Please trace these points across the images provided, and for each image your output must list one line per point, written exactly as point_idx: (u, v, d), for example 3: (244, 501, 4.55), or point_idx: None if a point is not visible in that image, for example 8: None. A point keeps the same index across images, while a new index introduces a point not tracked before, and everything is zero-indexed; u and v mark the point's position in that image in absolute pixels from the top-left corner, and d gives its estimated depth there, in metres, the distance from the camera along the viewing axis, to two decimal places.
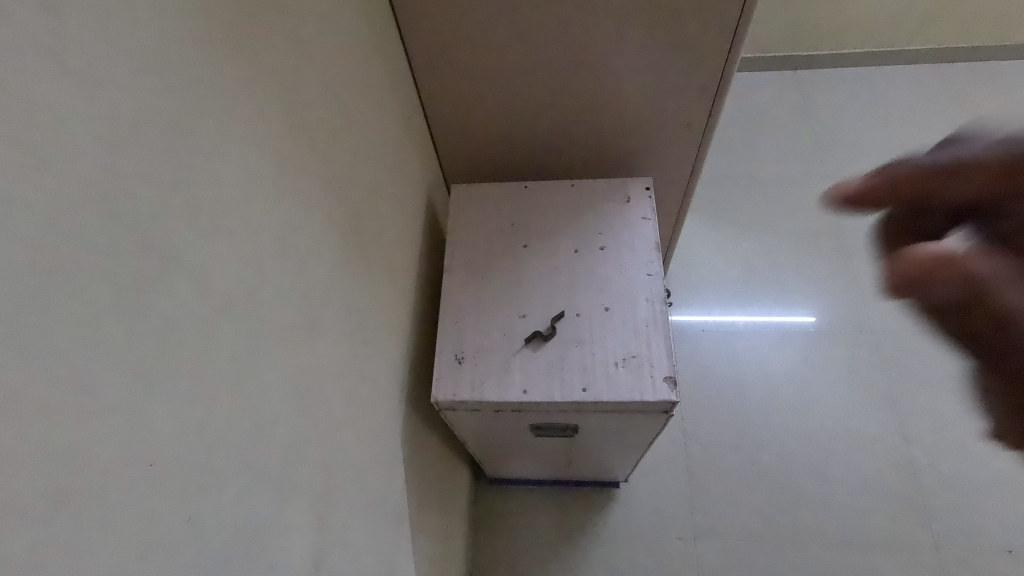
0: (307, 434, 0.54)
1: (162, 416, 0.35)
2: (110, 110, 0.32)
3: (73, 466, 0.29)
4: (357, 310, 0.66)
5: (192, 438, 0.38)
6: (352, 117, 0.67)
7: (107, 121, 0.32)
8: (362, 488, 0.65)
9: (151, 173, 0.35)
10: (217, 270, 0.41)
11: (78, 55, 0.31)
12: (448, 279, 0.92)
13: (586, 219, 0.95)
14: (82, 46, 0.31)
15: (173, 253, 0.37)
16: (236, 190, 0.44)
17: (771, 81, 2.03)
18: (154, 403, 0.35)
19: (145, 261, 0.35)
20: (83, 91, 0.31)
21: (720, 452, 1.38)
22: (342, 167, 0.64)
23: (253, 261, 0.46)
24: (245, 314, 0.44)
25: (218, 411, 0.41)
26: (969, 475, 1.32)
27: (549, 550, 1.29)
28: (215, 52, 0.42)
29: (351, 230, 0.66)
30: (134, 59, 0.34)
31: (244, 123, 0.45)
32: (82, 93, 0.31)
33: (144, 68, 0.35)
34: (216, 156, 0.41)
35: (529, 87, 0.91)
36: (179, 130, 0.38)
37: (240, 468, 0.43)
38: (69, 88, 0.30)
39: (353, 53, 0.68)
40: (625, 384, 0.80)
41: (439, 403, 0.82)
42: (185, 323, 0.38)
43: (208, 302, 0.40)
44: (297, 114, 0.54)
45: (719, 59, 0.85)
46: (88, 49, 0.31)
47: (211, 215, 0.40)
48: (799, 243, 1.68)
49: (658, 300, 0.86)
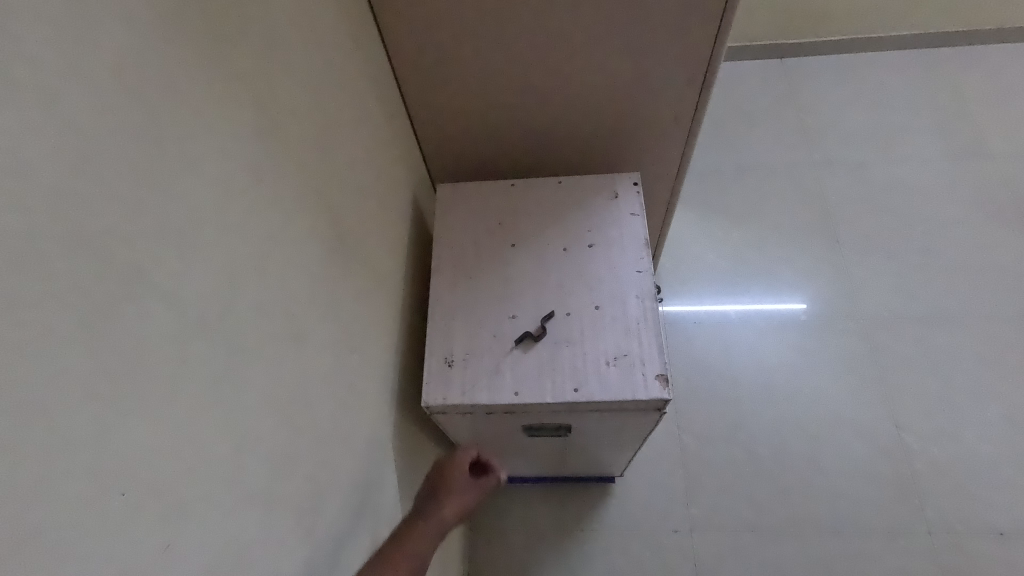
0: (293, 446, 0.53)
1: (137, 443, 0.34)
2: (70, 127, 0.31)
3: (42, 501, 0.28)
4: (342, 317, 0.65)
5: (170, 463, 0.37)
6: (330, 120, 0.65)
7: (67, 138, 0.31)
8: (353, 498, 0.64)
9: (117, 190, 0.34)
10: (192, 287, 0.40)
11: (32, 72, 0.29)
12: (435, 281, 0.90)
13: (574, 216, 0.94)
14: (36, 61, 0.30)
15: (143, 272, 0.35)
16: (210, 203, 0.42)
17: (757, 70, 2.03)
18: (129, 429, 0.34)
19: (114, 282, 0.33)
20: (39, 108, 0.30)
21: (714, 444, 1.38)
22: (322, 172, 0.62)
23: (230, 275, 0.45)
24: (223, 330, 0.43)
25: (197, 432, 0.39)
26: (959, 459, 1.33)
27: (546, 547, 1.28)
28: (182, 61, 0.40)
29: (334, 236, 0.64)
30: (94, 73, 0.33)
31: (215, 133, 0.43)
32: (38, 111, 0.29)
33: (106, 81, 0.34)
34: (186, 169, 0.40)
35: (513, 85, 0.90)
36: (146, 145, 0.36)
37: (223, 489, 0.42)
38: (23, 105, 0.29)
39: (330, 54, 0.67)
40: (617, 383, 0.79)
41: (430, 408, 0.81)
42: (159, 345, 0.36)
43: (184, 321, 0.39)
44: (273, 120, 0.52)
45: (703, 52, 0.84)
46: (43, 64, 0.30)
47: (183, 231, 0.39)
48: (788, 231, 1.68)
49: (648, 296, 0.86)
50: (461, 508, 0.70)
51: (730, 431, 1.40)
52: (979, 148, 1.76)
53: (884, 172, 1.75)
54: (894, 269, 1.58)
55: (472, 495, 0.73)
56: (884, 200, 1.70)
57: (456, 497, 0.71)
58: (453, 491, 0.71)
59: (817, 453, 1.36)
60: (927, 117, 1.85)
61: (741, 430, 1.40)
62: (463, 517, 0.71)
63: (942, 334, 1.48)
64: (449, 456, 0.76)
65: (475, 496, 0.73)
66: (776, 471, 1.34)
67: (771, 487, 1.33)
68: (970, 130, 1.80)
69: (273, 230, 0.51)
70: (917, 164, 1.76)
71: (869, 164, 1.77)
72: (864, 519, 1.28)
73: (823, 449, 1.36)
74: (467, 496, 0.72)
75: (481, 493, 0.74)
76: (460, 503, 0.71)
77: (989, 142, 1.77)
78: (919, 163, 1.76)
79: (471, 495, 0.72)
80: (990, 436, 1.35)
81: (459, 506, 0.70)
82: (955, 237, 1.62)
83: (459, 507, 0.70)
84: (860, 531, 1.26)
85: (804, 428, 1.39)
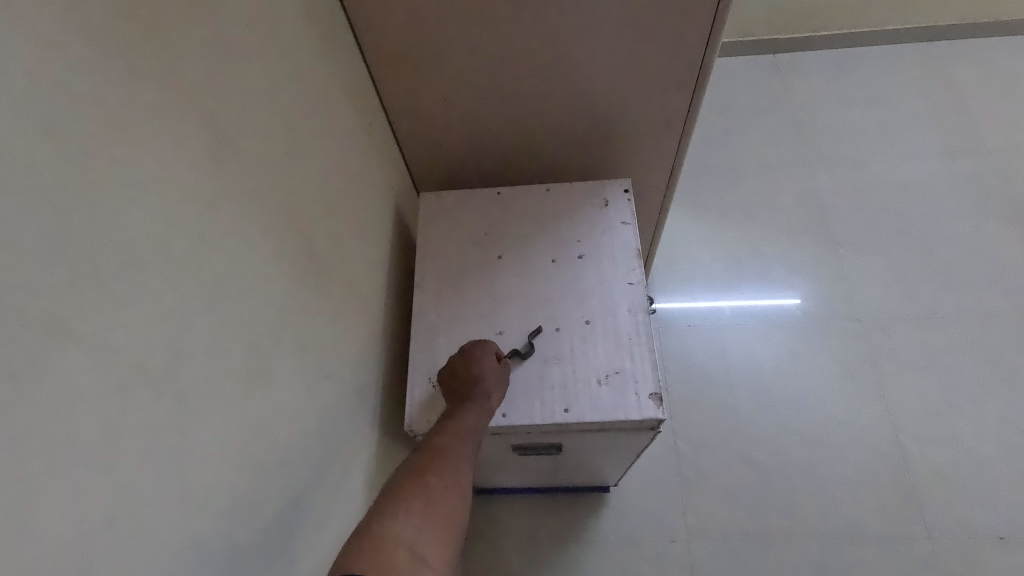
0: (256, 490, 0.49)
1: (54, 514, 0.31)
2: None
3: None
4: (315, 344, 0.61)
5: (96, 531, 0.34)
6: (299, 133, 0.61)
7: None
8: (325, 534, 0.61)
9: (27, 234, 0.31)
10: (127, 333, 0.37)
11: None
12: (418, 295, 0.87)
13: (563, 226, 0.90)
14: None
15: (62, 324, 0.32)
16: (150, 239, 0.39)
17: (751, 66, 1.99)
18: (43, 499, 0.31)
19: (25, 338, 0.30)
20: None
21: (710, 450, 1.36)
22: (289, 189, 0.58)
23: (178, 314, 0.41)
24: (166, 375, 0.40)
25: (132, 491, 0.36)
26: (959, 464, 1.31)
27: (538, 561, 1.25)
28: (113, 85, 0.37)
29: (304, 257, 0.60)
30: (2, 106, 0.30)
31: (153, 159, 0.40)
32: None
33: (16, 114, 0.31)
34: (118, 204, 0.37)
35: (495, 91, 0.86)
36: (68, 182, 0.33)
37: (166, 549, 0.39)
38: None
39: (299, 63, 0.63)
40: (609, 403, 0.75)
41: (413, 430, 0.78)
42: (82, 400, 0.33)
43: (116, 371, 0.36)
44: (229, 140, 0.49)
45: (694, 54, 0.80)
46: None
47: (114, 272, 0.36)
48: (783, 231, 1.65)
49: (641, 310, 0.82)
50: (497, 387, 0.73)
51: (726, 437, 1.37)
52: (975, 145, 1.74)
53: (879, 170, 1.73)
54: (890, 268, 1.55)
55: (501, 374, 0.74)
56: (880, 198, 1.67)
57: (489, 376, 0.73)
58: (488, 372, 0.73)
59: (815, 459, 1.33)
60: (923, 114, 1.82)
61: (737, 436, 1.37)
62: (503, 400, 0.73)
63: (940, 335, 1.45)
64: (475, 343, 0.77)
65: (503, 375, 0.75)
66: (774, 477, 1.31)
67: (768, 494, 1.30)
68: (965, 127, 1.78)
69: (230, 258, 0.48)
70: (913, 162, 1.73)
71: (864, 161, 1.75)
72: (863, 526, 1.25)
73: (821, 454, 1.34)
74: (497, 376, 0.74)
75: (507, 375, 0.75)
76: (496, 384, 0.73)
77: (985, 138, 1.75)
78: (915, 161, 1.73)
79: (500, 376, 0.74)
80: (989, 438, 1.33)
81: (494, 385, 0.73)
82: (951, 235, 1.59)
83: (494, 386, 0.72)
84: (860, 538, 1.24)
85: (802, 432, 1.36)
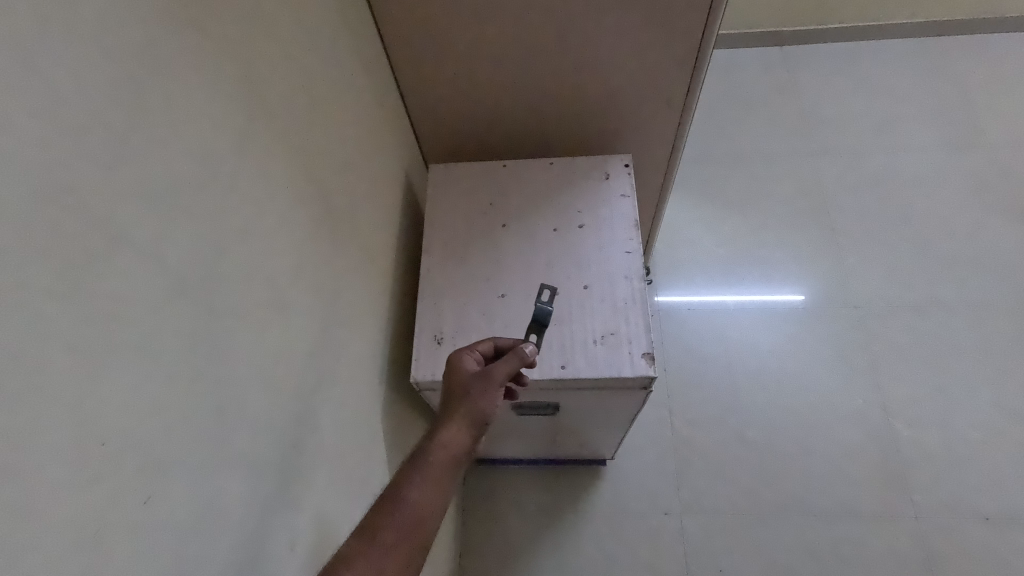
0: (275, 412, 0.54)
1: (115, 394, 0.37)
2: (47, 89, 0.33)
3: (18, 442, 0.30)
4: (329, 292, 0.66)
5: (147, 417, 0.39)
6: (319, 97, 0.66)
7: (44, 99, 0.33)
8: (336, 467, 0.66)
9: (95, 150, 0.36)
10: (170, 252, 0.42)
11: (14, 35, 0.32)
12: (426, 260, 0.91)
13: (565, 197, 0.94)
14: (20, 28, 0.32)
15: (120, 231, 0.38)
16: (190, 170, 0.44)
17: (757, 58, 2.02)
18: (106, 380, 0.36)
19: (91, 238, 0.35)
20: (19, 70, 0.32)
21: (706, 429, 1.39)
22: (308, 147, 0.63)
23: (212, 241, 0.46)
24: (202, 292, 0.45)
25: (175, 387, 0.42)
26: (950, 447, 1.33)
27: (535, 528, 1.30)
28: (159, 31, 0.42)
29: (321, 210, 0.65)
30: (74, 39, 0.35)
31: (192, 100, 0.45)
32: (19, 73, 0.32)
33: (86, 48, 0.36)
34: (164, 134, 0.42)
35: (503, 67, 0.90)
36: (124, 109, 0.38)
37: (204, 447, 0.44)
38: (9, 68, 0.31)
39: (319, 32, 0.67)
40: (603, 361, 0.80)
41: (419, 383, 0.83)
42: (135, 301, 0.38)
43: (164, 282, 0.41)
44: (255, 93, 0.53)
45: (694, 33, 0.84)
46: (26, 31, 0.32)
47: (160, 194, 0.41)
48: (784, 220, 1.68)
49: (636, 277, 0.86)
50: (500, 374, 0.64)
51: (722, 416, 1.40)
52: (977, 139, 1.76)
53: (881, 161, 1.75)
54: (888, 257, 1.58)
55: (507, 360, 0.66)
56: (881, 189, 1.70)
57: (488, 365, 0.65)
58: (458, 381, 0.64)
59: (808, 440, 1.36)
60: (925, 107, 1.84)
61: (732, 415, 1.40)
62: (486, 405, 0.61)
63: (934, 322, 1.48)
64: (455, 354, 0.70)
65: (513, 360, 0.66)
66: (767, 456, 1.35)
67: (760, 472, 1.33)
68: (967, 120, 1.80)
69: (256, 201, 0.53)
70: (915, 154, 1.75)
71: (866, 153, 1.77)
72: (853, 504, 1.28)
73: (813, 435, 1.37)
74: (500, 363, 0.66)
75: (519, 359, 0.67)
76: (500, 371, 0.65)
77: (987, 132, 1.77)
78: (916, 153, 1.75)
79: (504, 362, 0.66)
80: (980, 423, 1.35)
81: (494, 370, 0.64)
82: (950, 227, 1.61)
83: (494, 373, 0.64)
84: (849, 515, 1.27)
85: (796, 414, 1.40)
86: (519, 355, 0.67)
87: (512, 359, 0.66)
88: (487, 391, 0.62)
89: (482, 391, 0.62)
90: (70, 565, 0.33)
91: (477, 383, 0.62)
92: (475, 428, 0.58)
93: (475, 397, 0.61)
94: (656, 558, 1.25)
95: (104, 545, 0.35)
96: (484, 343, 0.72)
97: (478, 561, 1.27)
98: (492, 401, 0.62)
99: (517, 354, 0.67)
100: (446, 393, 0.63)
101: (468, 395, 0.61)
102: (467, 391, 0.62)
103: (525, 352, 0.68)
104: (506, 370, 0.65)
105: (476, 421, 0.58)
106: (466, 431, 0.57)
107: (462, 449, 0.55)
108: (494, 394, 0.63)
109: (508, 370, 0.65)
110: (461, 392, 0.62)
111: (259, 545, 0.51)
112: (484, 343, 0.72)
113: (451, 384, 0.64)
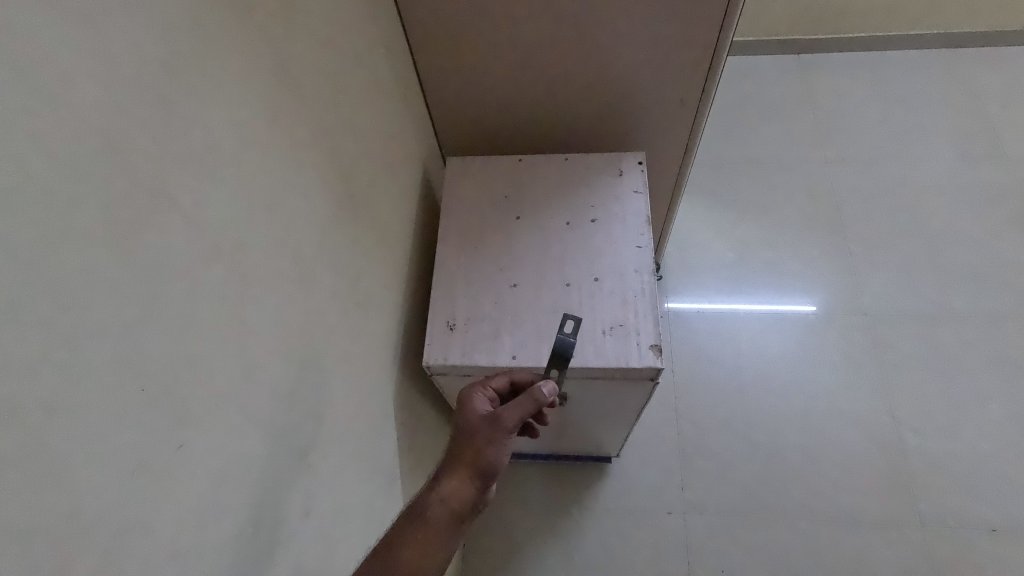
0: (295, 380, 0.57)
1: (157, 346, 0.40)
2: (114, 67, 0.37)
3: (71, 380, 0.34)
4: (348, 271, 0.69)
5: (185, 369, 0.43)
6: (344, 85, 0.69)
7: (109, 77, 0.37)
8: (347, 441, 0.68)
9: (150, 124, 0.40)
10: (208, 216, 0.45)
11: (84, 17, 0.35)
12: (441, 248, 0.94)
13: (579, 192, 0.96)
14: (90, 13, 0.36)
15: (167, 198, 0.41)
16: (230, 149, 0.48)
17: (774, 67, 2.03)
18: (150, 333, 0.40)
19: (143, 205, 0.39)
20: (93, 49, 0.36)
21: (712, 430, 1.39)
22: (333, 131, 0.65)
23: (247, 215, 0.50)
24: (235, 260, 0.48)
25: (210, 346, 0.45)
26: (958, 458, 1.32)
27: (538, 522, 1.31)
28: (206, 19, 0.45)
29: (344, 192, 0.68)
30: (136, 25, 0.39)
31: (232, 84, 0.48)
32: (92, 53, 0.36)
33: (144, 30, 0.39)
34: (209, 113, 0.45)
35: (521, 63, 0.92)
36: (178, 88, 0.42)
37: (230, 405, 0.48)
38: (83, 51, 0.35)
39: (347, 23, 0.69)
40: (612, 350, 0.82)
41: (431, 366, 0.85)
42: (179, 263, 0.42)
43: (205, 249, 0.45)
44: (286, 77, 0.56)
45: (712, 28, 0.84)
46: (96, 17, 0.36)
47: (204, 165, 0.45)
48: (799, 227, 1.67)
49: (647, 271, 0.88)
50: (511, 420, 0.63)
51: (728, 417, 1.41)
52: (994, 153, 1.75)
53: (895, 170, 1.75)
54: (899, 265, 1.58)
55: (520, 403, 0.64)
56: (895, 198, 1.70)
57: (500, 408, 0.64)
58: (466, 423, 0.65)
59: (814, 445, 1.36)
60: (941, 118, 1.84)
61: (739, 418, 1.40)
62: (490, 454, 0.61)
63: (945, 332, 1.47)
64: (467, 392, 0.72)
65: (526, 403, 0.64)
66: (772, 460, 1.35)
67: (764, 474, 1.33)
68: (985, 133, 1.79)
69: (284, 180, 0.55)
70: (930, 165, 1.75)
71: (880, 162, 1.77)
72: (858, 511, 1.28)
73: (819, 440, 1.37)
74: (513, 406, 0.64)
75: (532, 402, 0.64)
76: (511, 416, 0.63)
77: (1004, 146, 1.76)
78: (931, 164, 1.75)
79: (515, 405, 0.64)
80: (991, 436, 1.34)
81: (504, 416, 0.63)
82: (964, 238, 1.61)
83: (504, 418, 0.63)
84: (855, 521, 1.27)
85: (803, 419, 1.39)
86: (532, 397, 0.65)
87: (523, 403, 0.64)
88: (496, 439, 0.62)
89: (491, 439, 0.61)
90: (107, 496, 0.36)
91: (486, 430, 0.62)
92: (479, 479, 0.59)
93: (483, 446, 0.61)
94: (657, 556, 1.25)
95: (139, 485, 0.39)
96: (497, 383, 0.76)
97: (481, 551, 1.28)
98: (500, 450, 0.62)
99: (531, 397, 0.65)
100: (456, 432, 0.65)
101: (475, 443, 0.61)
102: (475, 439, 0.62)
103: (541, 394, 0.65)
104: (518, 415, 0.64)
105: (480, 473, 0.59)
106: (468, 482, 0.58)
107: (462, 505, 0.57)
108: (504, 442, 0.62)
109: (521, 414, 0.64)
110: (470, 438, 0.62)
111: (270, 506, 0.53)
112: (499, 382, 0.76)
113: (463, 426, 0.65)
